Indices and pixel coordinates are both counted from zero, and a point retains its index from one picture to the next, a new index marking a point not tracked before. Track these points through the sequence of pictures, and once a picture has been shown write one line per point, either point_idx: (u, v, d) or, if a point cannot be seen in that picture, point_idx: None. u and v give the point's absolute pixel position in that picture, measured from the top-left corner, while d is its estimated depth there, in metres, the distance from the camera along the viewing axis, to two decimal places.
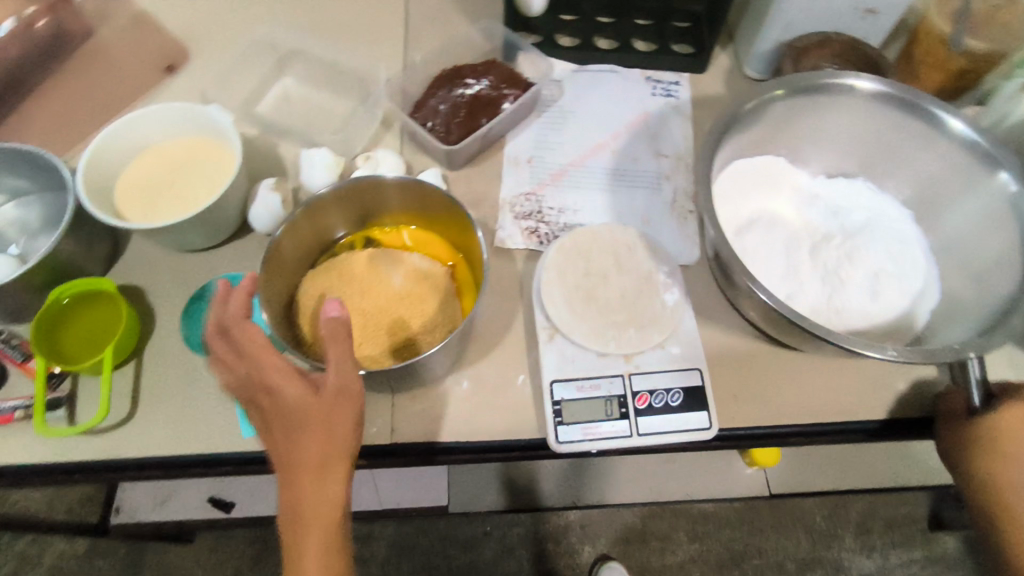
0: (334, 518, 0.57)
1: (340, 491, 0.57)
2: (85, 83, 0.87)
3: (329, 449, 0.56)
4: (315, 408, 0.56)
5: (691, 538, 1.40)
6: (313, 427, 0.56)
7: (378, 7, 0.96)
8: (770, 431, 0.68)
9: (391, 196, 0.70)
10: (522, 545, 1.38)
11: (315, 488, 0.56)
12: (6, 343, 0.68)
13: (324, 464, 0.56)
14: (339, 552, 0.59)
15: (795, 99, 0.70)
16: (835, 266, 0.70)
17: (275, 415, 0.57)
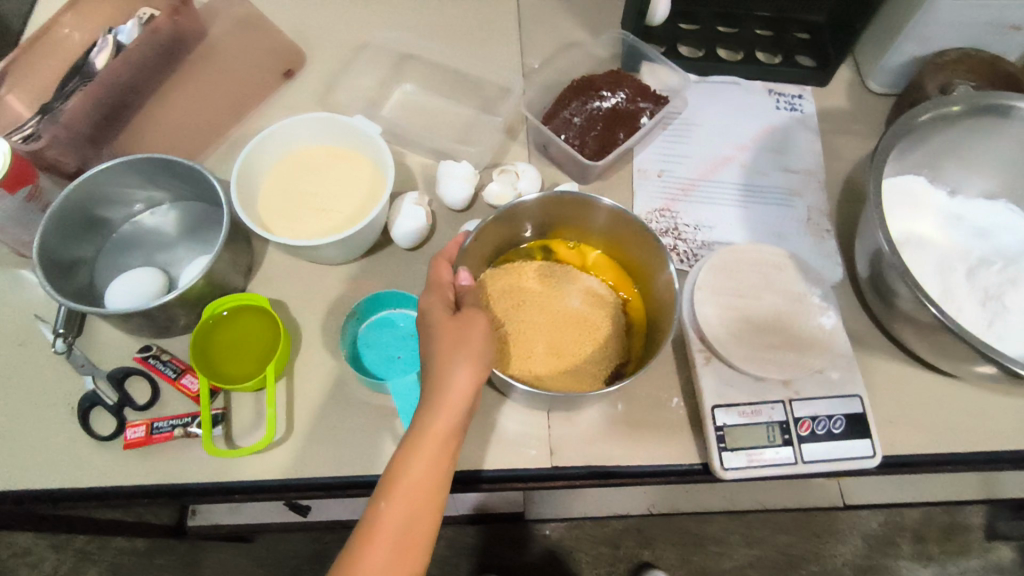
0: (440, 437, 0.55)
1: (450, 408, 0.55)
2: (201, 87, 0.84)
3: (453, 366, 0.56)
4: (453, 326, 0.57)
5: (751, 544, 1.28)
6: (446, 340, 0.57)
7: (491, 10, 0.94)
8: (925, 457, 0.68)
9: (589, 220, 0.70)
10: (583, 551, 1.26)
11: (433, 397, 0.55)
12: (158, 358, 0.68)
13: (443, 375, 0.56)
14: (428, 479, 0.55)
15: (969, 118, 0.71)
16: (996, 290, 0.69)
17: (422, 332, 0.60)
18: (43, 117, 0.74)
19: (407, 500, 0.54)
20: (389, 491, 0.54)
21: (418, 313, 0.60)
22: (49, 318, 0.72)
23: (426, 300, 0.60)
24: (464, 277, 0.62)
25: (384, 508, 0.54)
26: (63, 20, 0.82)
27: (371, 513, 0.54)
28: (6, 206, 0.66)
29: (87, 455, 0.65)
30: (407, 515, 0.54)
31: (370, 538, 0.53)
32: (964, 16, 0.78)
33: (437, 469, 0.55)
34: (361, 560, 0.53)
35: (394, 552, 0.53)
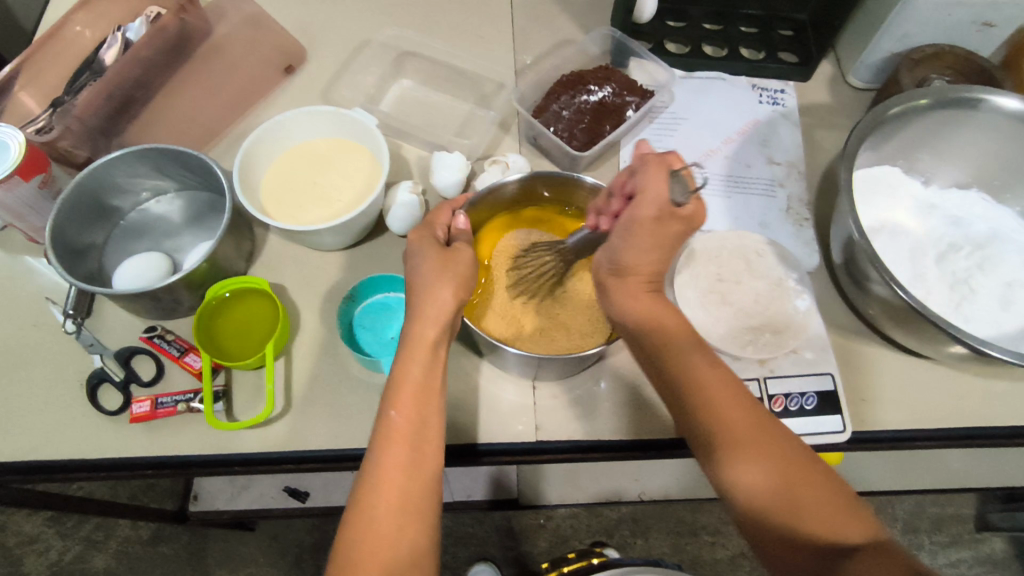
0: (431, 345, 0.58)
1: (439, 318, 0.58)
2: (206, 82, 0.88)
3: (438, 280, 0.59)
4: (439, 252, 0.60)
5: (741, 532, 1.31)
6: (430, 261, 0.60)
7: (486, 10, 0.97)
8: (895, 433, 0.71)
9: (585, 202, 0.74)
10: (576, 538, 1.29)
11: (422, 308, 0.58)
12: (163, 338, 0.72)
13: (430, 289, 0.58)
14: (426, 382, 0.57)
15: (940, 109, 0.74)
16: (964, 275, 0.73)
17: (408, 262, 0.62)
18: (55, 110, 0.78)
19: (414, 402, 0.56)
20: (397, 398, 0.56)
21: (405, 247, 0.63)
22: (59, 301, 0.76)
23: (414, 237, 0.63)
24: (461, 224, 0.64)
25: (396, 416, 0.56)
26: (75, 19, 0.86)
27: (383, 425, 0.56)
28: (23, 193, 0.69)
29: (96, 428, 0.68)
30: (418, 419, 0.56)
31: (388, 445, 0.55)
32: (939, 12, 0.81)
33: (432, 374, 0.58)
34: (383, 467, 0.54)
35: (412, 454, 0.55)
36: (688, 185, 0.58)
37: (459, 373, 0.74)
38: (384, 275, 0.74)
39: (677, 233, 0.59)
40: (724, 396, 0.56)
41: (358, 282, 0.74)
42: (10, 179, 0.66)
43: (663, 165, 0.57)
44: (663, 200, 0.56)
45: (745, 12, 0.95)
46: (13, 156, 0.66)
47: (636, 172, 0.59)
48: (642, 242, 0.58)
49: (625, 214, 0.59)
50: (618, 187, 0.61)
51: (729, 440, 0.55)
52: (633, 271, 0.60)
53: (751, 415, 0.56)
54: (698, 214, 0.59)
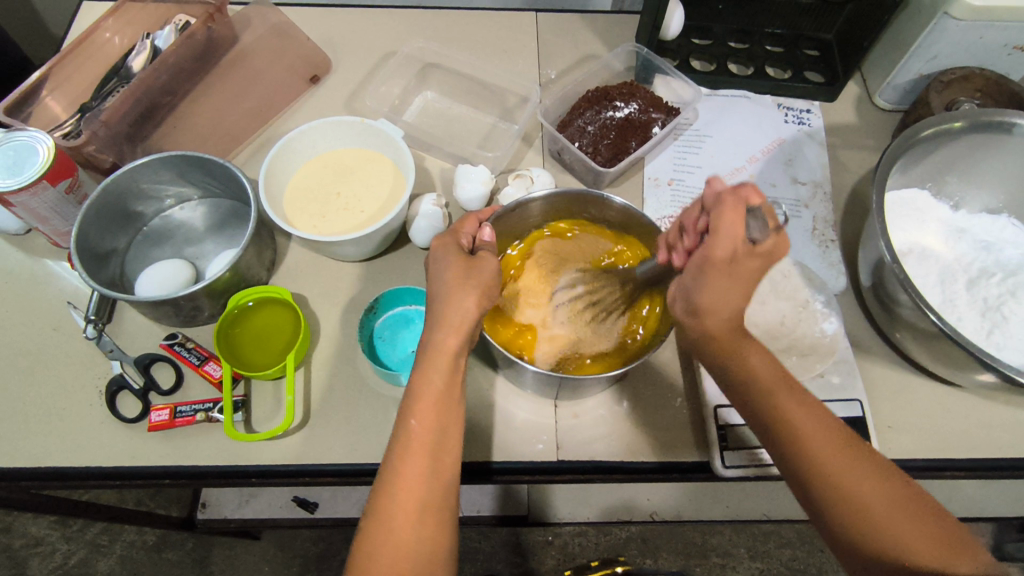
0: (451, 353, 0.57)
1: (459, 326, 0.57)
2: (232, 90, 0.89)
3: (459, 288, 0.58)
4: (462, 260, 0.60)
5: (753, 556, 1.28)
6: (453, 269, 0.59)
7: (511, 24, 0.97)
8: (923, 462, 0.70)
9: (606, 218, 0.73)
10: (584, 557, 1.27)
11: (442, 315, 0.57)
12: (183, 346, 0.71)
13: (452, 296, 0.58)
14: (445, 391, 0.56)
15: (972, 133, 0.73)
16: (996, 301, 0.71)
17: (430, 269, 0.61)
18: (83, 115, 0.79)
19: (434, 410, 0.55)
20: (416, 407, 0.55)
21: (428, 254, 0.63)
22: (81, 305, 0.76)
23: (437, 243, 0.62)
24: (485, 235, 0.63)
25: (416, 425, 0.54)
26: (105, 25, 0.87)
27: (402, 434, 0.54)
28: (48, 197, 0.69)
29: (113, 435, 0.68)
30: (438, 429, 0.55)
31: (407, 455, 0.53)
32: (970, 35, 0.80)
33: (452, 383, 0.57)
34: (402, 475, 0.53)
35: (432, 464, 0.53)
36: (766, 220, 0.52)
37: (478, 389, 0.73)
38: (405, 288, 0.73)
39: (755, 271, 0.53)
40: (811, 423, 0.53)
41: (380, 294, 0.74)
42: (36, 184, 0.66)
43: (739, 202, 0.51)
44: (737, 240, 0.51)
45: (769, 31, 0.95)
46: (42, 161, 0.66)
47: (712, 209, 0.53)
48: (717, 287, 0.53)
49: (698, 252, 0.53)
50: (692, 223, 0.57)
51: (815, 464, 0.51)
52: (711, 315, 0.55)
53: (846, 448, 0.52)
54: (778, 248, 0.53)
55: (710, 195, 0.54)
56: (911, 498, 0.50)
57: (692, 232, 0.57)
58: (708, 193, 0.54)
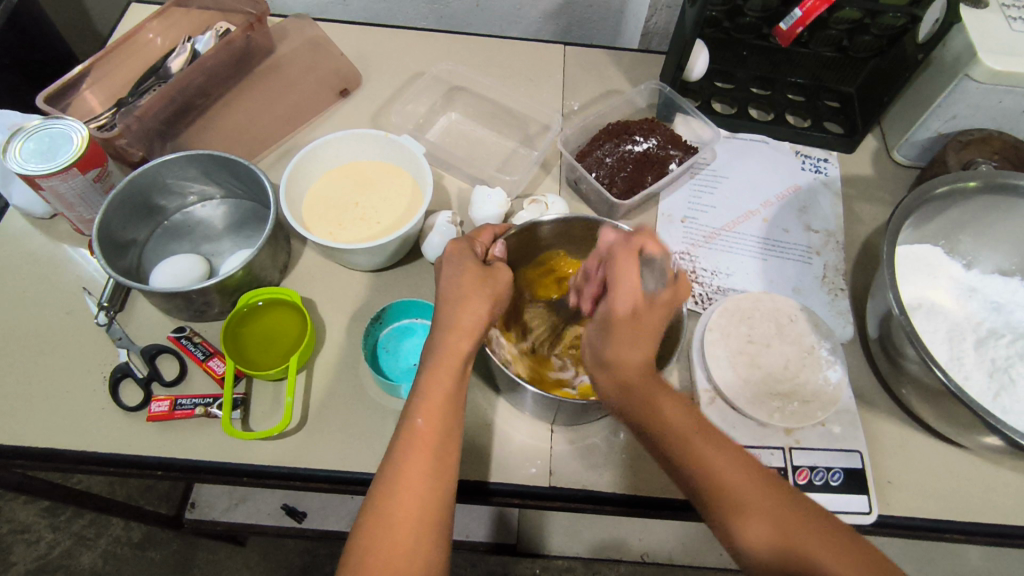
0: (462, 355, 0.58)
1: (473, 330, 0.58)
2: (264, 97, 0.92)
3: (475, 294, 0.59)
4: (480, 268, 0.61)
5: None
6: (470, 274, 0.60)
7: (539, 55, 1.00)
8: (922, 520, 0.68)
9: None
10: None
11: (457, 317, 0.58)
12: (190, 340, 0.72)
13: (467, 299, 0.59)
14: (452, 392, 0.57)
15: (985, 194, 0.74)
16: (1004, 363, 0.70)
17: (443, 271, 0.62)
18: (119, 109, 0.81)
19: (440, 410, 0.55)
20: (425, 405, 0.55)
21: (443, 254, 0.64)
22: (95, 292, 0.77)
23: (454, 246, 0.63)
24: (498, 249, 0.65)
25: (421, 423, 0.54)
26: (149, 26, 0.90)
27: (407, 430, 0.54)
28: (76, 184, 0.71)
29: (113, 422, 0.68)
30: (444, 429, 0.55)
31: (412, 451, 0.54)
32: (990, 98, 0.81)
33: (458, 385, 0.57)
34: (405, 471, 0.53)
35: (436, 463, 0.54)
36: (664, 273, 0.58)
37: (476, 408, 0.73)
38: (414, 301, 0.74)
39: (660, 321, 0.57)
40: (715, 451, 0.53)
41: (388, 304, 0.75)
42: (67, 171, 0.68)
43: (632, 254, 0.57)
44: (634, 296, 0.56)
45: (792, 80, 0.96)
46: (74, 148, 0.68)
47: (609, 264, 0.59)
48: (632, 344, 0.56)
49: (603, 311, 0.58)
50: (593, 272, 0.63)
51: (711, 478, 0.52)
52: (617, 367, 0.57)
53: (760, 487, 0.51)
54: (675, 298, 0.58)
55: (626, 267, 0.57)
56: (795, 509, 0.50)
57: (592, 296, 0.63)
58: (628, 254, 0.57)
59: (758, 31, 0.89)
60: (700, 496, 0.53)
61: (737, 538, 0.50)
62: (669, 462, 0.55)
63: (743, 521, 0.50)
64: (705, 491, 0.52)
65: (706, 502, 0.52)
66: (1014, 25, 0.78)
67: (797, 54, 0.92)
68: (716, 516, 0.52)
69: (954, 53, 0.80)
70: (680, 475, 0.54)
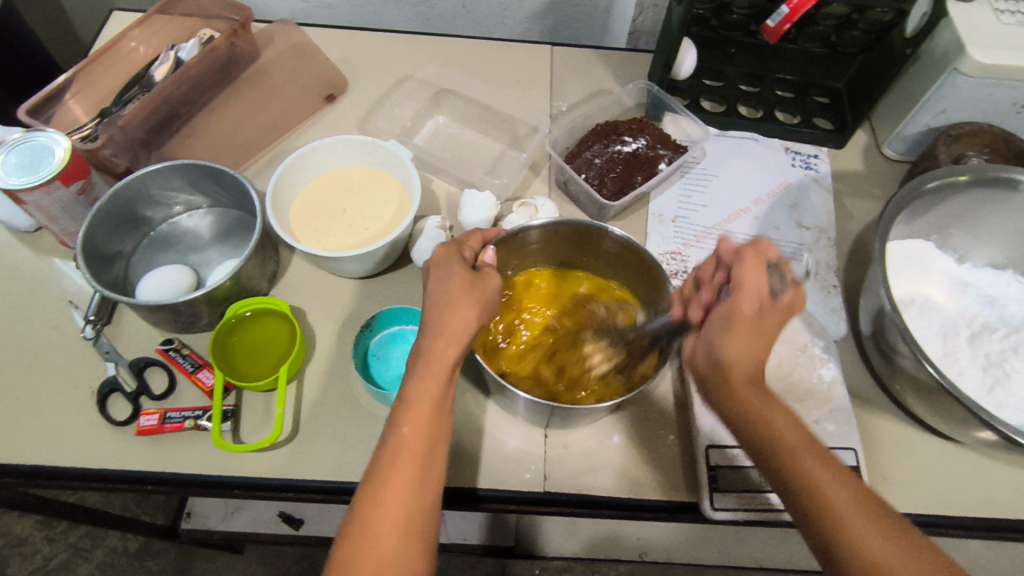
0: (450, 363, 0.56)
1: (461, 337, 0.57)
2: (250, 104, 0.91)
3: (462, 300, 0.58)
4: (467, 272, 0.60)
5: None
6: (458, 278, 0.59)
7: (527, 56, 1.00)
8: (918, 517, 0.68)
9: (603, 248, 0.73)
10: None
11: (445, 324, 0.57)
12: (178, 352, 0.72)
13: (454, 305, 0.57)
14: (439, 400, 0.56)
15: (976, 188, 0.74)
16: (998, 358, 0.70)
17: (430, 275, 0.61)
18: (102, 120, 0.80)
19: (427, 418, 0.54)
20: (412, 414, 0.54)
21: (431, 258, 0.62)
22: (81, 305, 0.76)
23: (441, 249, 0.62)
24: (487, 255, 0.64)
25: (408, 433, 0.54)
26: (131, 35, 0.89)
27: (393, 439, 0.54)
28: (60, 197, 0.70)
29: (101, 437, 0.68)
30: (430, 438, 0.54)
31: (397, 461, 0.53)
32: (980, 92, 0.81)
33: (445, 393, 0.56)
34: (390, 481, 0.52)
35: (422, 474, 0.53)
36: (785, 275, 0.54)
37: (468, 414, 0.72)
38: (404, 307, 0.73)
39: (778, 324, 0.54)
40: (816, 460, 0.50)
41: (377, 311, 0.74)
42: (49, 184, 0.67)
43: (760, 257, 0.54)
44: (762, 295, 0.53)
45: (780, 77, 0.96)
46: (56, 161, 0.67)
47: (732, 264, 0.55)
48: (739, 341, 0.52)
49: (719, 309, 0.54)
50: (709, 277, 0.59)
51: (807, 481, 0.49)
52: (731, 370, 0.53)
53: (855, 497, 0.48)
54: (797, 302, 0.54)
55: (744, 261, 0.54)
56: (888, 525, 0.47)
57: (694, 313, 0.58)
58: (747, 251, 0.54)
59: (746, 27, 0.89)
60: (796, 501, 0.50)
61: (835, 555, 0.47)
62: (781, 474, 0.51)
63: (825, 527, 0.47)
64: (804, 501, 0.49)
65: (802, 507, 0.49)
66: (1002, 18, 0.78)
67: (785, 50, 0.92)
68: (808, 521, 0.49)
69: (942, 47, 0.80)
70: (784, 480, 0.50)
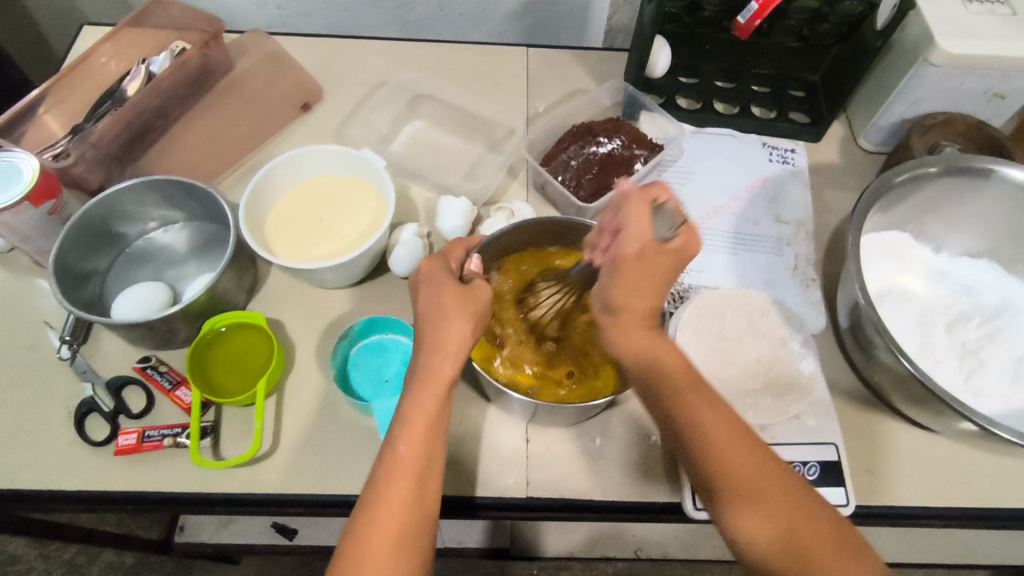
0: (446, 379, 0.56)
1: (456, 353, 0.57)
2: (224, 116, 0.90)
3: (456, 315, 0.57)
4: (459, 287, 0.59)
5: None
6: (449, 293, 0.59)
7: (503, 58, 0.99)
8: (901, 509, 0.68)
9: (587, 248, 0.73)
10: None
11: (440, 340, 0.57)
12: (156, 369, 0.71)
13: (447, 321, 0.57)
14: (435, 417, 0.55)
15: (949, 178, 0.74)
16: (974, 345, 0.71)
17: (421, 291, 0.61)
18: (73, 137, 0.79)
19: (423, 435, 0.54)
20: (409, 431, 0.54)
21: (419, 273, 0.62)
22: (57, 325, 0.76)
23: (432, 264, 0.62)
24: (474, 264, 0.64)
25: (403, 450, 0.53)
26: (101, 50, 0.89)
27: (389, 457, 0.53)
28: (30, 217, 0.69)
29: (80, 458, 0.67)
30: (426, 455, 0.54)
31: (392, 479, 0.53)
32: (951, 82, 0.81)
33: (443, 409, 0.56)
34: (386, 500, 0.52)
35: (417, 491, 0.53)
36: (675, 219, 0.57)
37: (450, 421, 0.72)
38: (383, 317, 0.73)
39: (667, 269, 0.53)
40: (718, 428, 0.52)
41: (355, 322, 0.74)
42: (19, 205, 0.67)
43: (646, 200, 0.54)
44: (644, 237, 0.53)
45: (756, 72, 0.96)
46: (25, 182, 0.67)
47: (620, 209, 0.55)
48: (631, 279, 0.53)
49: (612, 252, 0.54)
50: (607, 225, 0.57)
51: (710, 448, 0.52)
52: (627, 311, 0.54)
53: (754, 457, 0.51)
54: (688, 247, 0.53)
55: (637, 206, 0.54)
56: (787, 486, 0.51)
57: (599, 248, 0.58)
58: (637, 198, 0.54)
59: (719, 24, 0.89)
60: (700, 471, 0.52)
61: (739, 524, 0.50)
62: (683, 443, 0.53)
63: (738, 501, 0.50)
64: (703, 472, 0.52)
65: (704, 475, 0.52)
66: (970, 8, 0.79)
67: (759, 46, 0.92)
68: (711, 485, 0.52)
69: (913, 38, 0.80)
70: (688, 446, 0.53)
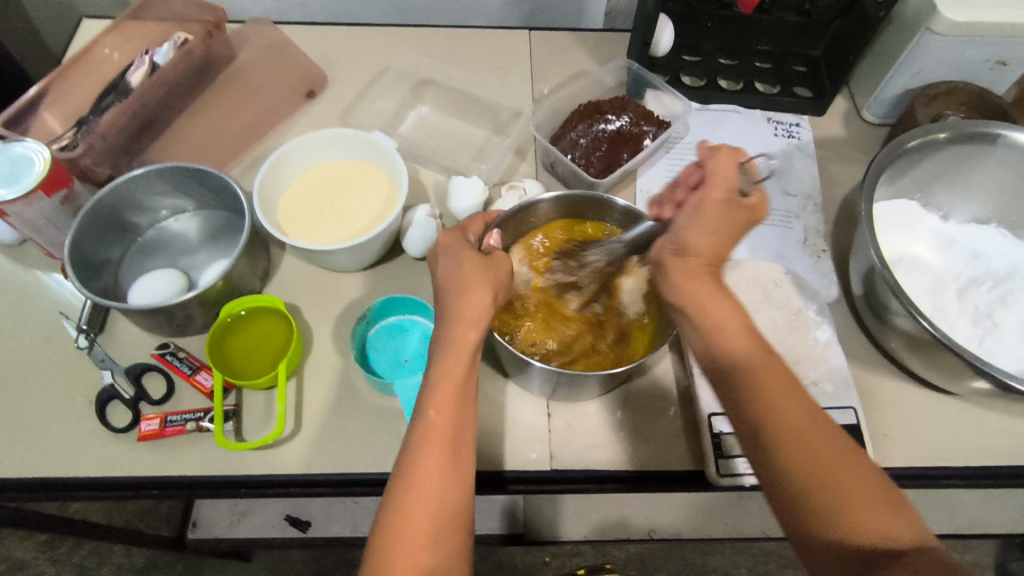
0: (471, 346, 0.57)
1: (478, 321, 0.57)
2: (229, 106, 0.90)
3: (477, 284, 0.58)
4: (477, 257, 0.60)
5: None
6: (469, 263, 0.59)
7: (505, 42, 0.99)
8: (919, 470, 0.69)
9: (599, 224, 0.74)
10: None
11: (461, 308, 0.57)
12: (175, 356, 0.71)
13: (469, 289, 0.58)
14: (463, 385, 0.56)
15: (957, 144, 0.75)
16: (986, 309, 0.72)
17: (439, 264, 0.61)
18: (79, 128, 0.79)
19: (452, 401, 0.55)
20: (436, 398, 0.54)
21: (436, 247, 0.63)
22: (72, 316, 0.75)
23: (449, 238, 0.62)
24: (494, 238, 0.63)
25: (434, 417, 0.54)
26: (104, 41, 0.88)
27: (420, 425, 0.54)
28: (43, 207, 0.69)
29: (102, 446, 0.67)
30: (456, 422, 0.54)
31: (425, 445, 0.53)
32: (954, 50, 0.82)
33: (469, 376, 0.56)
34: (420, 465, 0.52)
35: (450, 456, 0.53)
36: (752, 174, 0.59)
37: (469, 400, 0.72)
38: (400, 297, 0.73)
39: (743, 221, 0.58)
40: (764, 387, 0.51)
41: (373, 303, 0.74)
42: (31, 195, 0.66)
43: (733, 156, 0.58)
44: (733, 184, 0.57)
45: (758, 48, 0.96)
46: (38, 171, 0.66)
47: (705, 160, 0.58)
48: (729, 224, 0.57)
49: (692, 199, 0.58)
50: (685, 178, 0.60)
51: (756, 401, 0.51)
52: (694, 253, 0.57)
53: (821, 431, 0.49)
54: (761, 207, 0.59)
55: (728, 164, 0.57)
56: (855, 465, 0.48)
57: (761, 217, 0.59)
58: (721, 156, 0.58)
59: (722, 1, 0.89)
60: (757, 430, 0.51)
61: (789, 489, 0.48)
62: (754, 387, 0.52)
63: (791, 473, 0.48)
64: (758, 434, 0.51)
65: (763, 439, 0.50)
66: None
67: (760, 22, 0.93)
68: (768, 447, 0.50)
69: (916, 8, 0.81)
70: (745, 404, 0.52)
